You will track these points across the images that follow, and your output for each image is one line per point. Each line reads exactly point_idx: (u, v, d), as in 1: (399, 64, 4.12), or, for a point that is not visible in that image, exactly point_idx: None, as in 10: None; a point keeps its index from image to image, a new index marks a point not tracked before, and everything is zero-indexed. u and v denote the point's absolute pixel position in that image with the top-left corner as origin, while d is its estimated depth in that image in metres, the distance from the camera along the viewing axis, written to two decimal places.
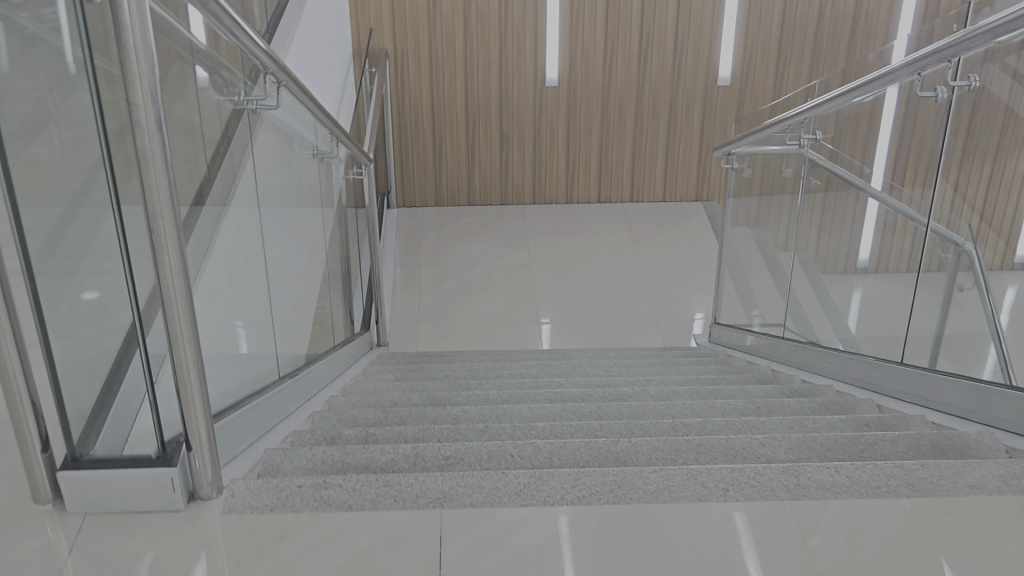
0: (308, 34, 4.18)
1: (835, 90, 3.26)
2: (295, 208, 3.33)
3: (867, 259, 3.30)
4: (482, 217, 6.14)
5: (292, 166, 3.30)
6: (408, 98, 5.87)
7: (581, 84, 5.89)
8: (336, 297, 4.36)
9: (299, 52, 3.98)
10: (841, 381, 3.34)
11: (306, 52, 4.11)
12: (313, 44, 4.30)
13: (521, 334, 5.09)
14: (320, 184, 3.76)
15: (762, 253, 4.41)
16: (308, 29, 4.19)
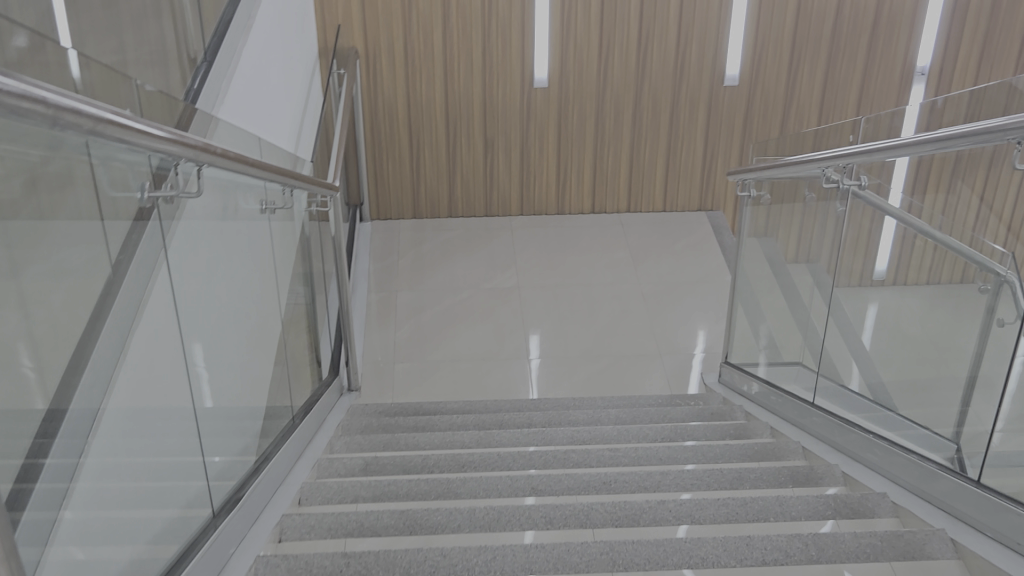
0: (262, 53, 3.51)
1: (873, 143, 2.73)
2: (249, 279, 2.73)
3: (885, 271, 2.89)
4: (465, 231, 5.57)
5: (244, 231, 2.69)
6: (382, 100, 5.29)
7: (573, 84, 5.30)
8: (299, 350, 3.80)
9: (251, 80, 3.33)
10: (892, 480, 2.82)
11: (259, 77, 3.46)
12: (269, 64, 3.64)
13: (511, 375, 4.55)
14: (282, 238, 3.16)
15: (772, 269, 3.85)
16: (263, 46, 3.52)
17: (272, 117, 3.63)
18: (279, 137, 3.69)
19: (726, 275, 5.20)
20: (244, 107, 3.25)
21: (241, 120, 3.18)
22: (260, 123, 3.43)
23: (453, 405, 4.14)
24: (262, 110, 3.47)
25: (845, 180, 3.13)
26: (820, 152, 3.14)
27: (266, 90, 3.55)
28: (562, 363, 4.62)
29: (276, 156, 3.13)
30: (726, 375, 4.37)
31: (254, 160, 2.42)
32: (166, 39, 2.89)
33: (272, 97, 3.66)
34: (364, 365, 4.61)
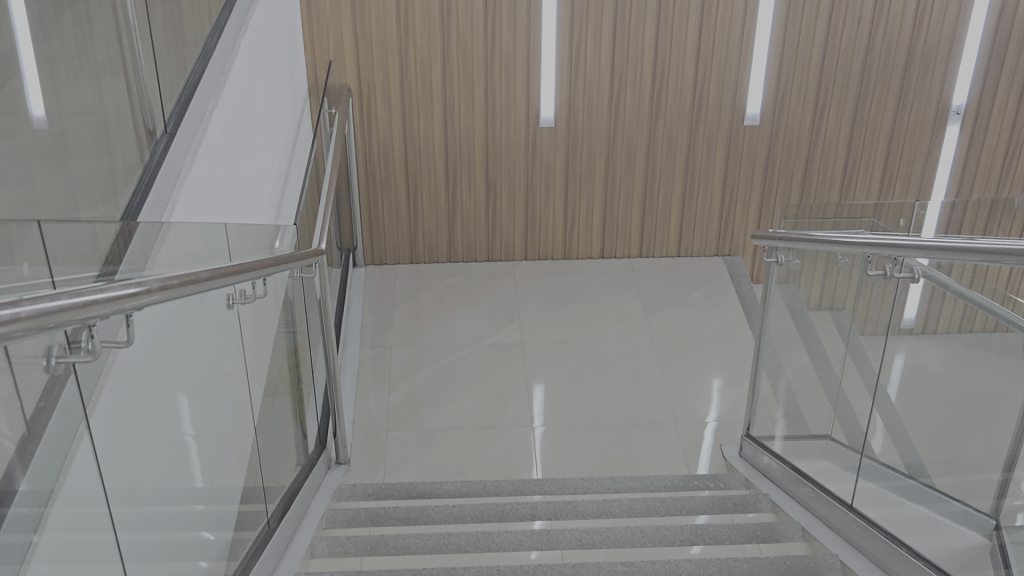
0: (234, 115, 3.13)
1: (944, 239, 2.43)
2: (216, 390, 2.37)
3: (914, 320, 2.71)
4: (466, 278, 5.22)
5: (211, 335, 2.33)
6: (377, 140, 4.95)
7: (583, 124, 4.95)
8: (280, 433, 3.45)
9: (222, 147, 2.94)
10: None
11: (232, 142, 3.07)
12: (244, 125, 3.26)
13: (515, 445, 4.19)
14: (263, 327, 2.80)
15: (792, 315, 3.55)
16: (235, 107, 3.15)
17: (248, 185, 3.24)
18: (254, 208, 3.31)
19: (746, 329, 4.83)
20: (214, 180, 2.85)
21: (209, 197, 2.80)
22: (232, 196, 3.03)
23: (449, 487, 3.79)
24: (238, 174, 3.10)
25: (892, 270, 2.76)
26: (872, 238, 2.81)
27: (241, 154, 3.16)
28: (569, 433, 4.25)
29: (247, 238, 2.77)
30: (747, 450, 4.01)
31: (213, 269, 2.09)
32: (137, 104, 2.56)
33: (248, 161, 3.27)
34: (354, 432, 4.25)
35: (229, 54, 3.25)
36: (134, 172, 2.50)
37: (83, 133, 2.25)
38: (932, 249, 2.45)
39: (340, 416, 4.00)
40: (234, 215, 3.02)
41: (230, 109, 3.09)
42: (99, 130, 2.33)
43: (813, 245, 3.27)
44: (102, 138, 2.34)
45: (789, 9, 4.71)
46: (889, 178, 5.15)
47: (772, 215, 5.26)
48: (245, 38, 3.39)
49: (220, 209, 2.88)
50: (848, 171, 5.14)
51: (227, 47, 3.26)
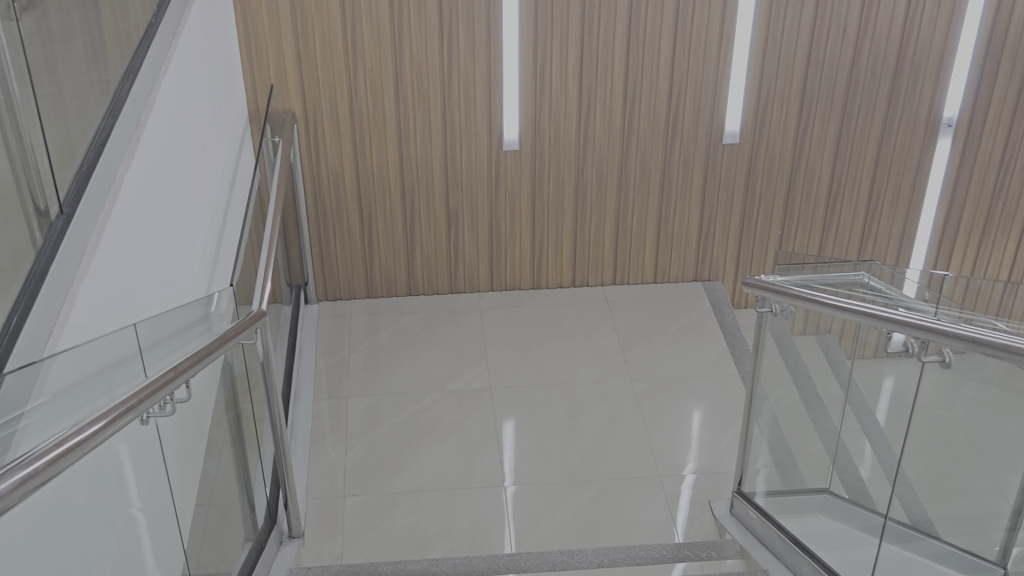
0: (148, 179, 2.72)
1: (975, 332, 2.34)
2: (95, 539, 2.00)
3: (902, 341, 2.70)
4: (428, 315, 4.83)
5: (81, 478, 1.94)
6: (326, 172, 4.55)
7: (549, 146, 4.57)
8: (219, 524, 3.06)
9: (131, 222, 2.53)
10: None
11: (145, 213, 2.67)
12: (160, 188, 2.84)
13: (485, 510, 3.82)
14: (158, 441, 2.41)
15: (794, 369, 3.32)
16: (150, 169, 2.74)
17: (164, 257, 2.83)
18: (172, 282, 2.90)
19: (731, 366, 4.49)
20: (121, 263, 2.44)
21: (115, 287, 2.38)
22: (145, 277, 2.62)
23: (414, 567, 3.47)
24: (153, 242, 2.71)
25: (914, 347, 2.67)
26: (880, 312, 2.68)
27: (155, 224, 2.75)
28: (544, 492, 3.89)
29: (160, 332, 2.38)
30: (738, 507, 3.72)
31: (52, 452, 1.70)
32: (31, 177, 2.15)
33: (166, 229, 2.86)
34: (308, 500, 3.86)
35: (144, 105, 2.83)
36: (29, 256, 2.11)
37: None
38: (963, 343, 2.36)
39: (292, 488, 3.61)
40: (144, 299, 2.61)
41: (143, 173, 2.68)
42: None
43: (824, 305, 2.93)
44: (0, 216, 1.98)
45: (770, 18, 4.35)
46: (877, 196, 4.80)
47: (753, 237, 4.91)
48: (165, 84, 2.97)
49: (128, 296, 2.47)
50: (834, 190, 4.79)
51: (142, 97, 2.84)
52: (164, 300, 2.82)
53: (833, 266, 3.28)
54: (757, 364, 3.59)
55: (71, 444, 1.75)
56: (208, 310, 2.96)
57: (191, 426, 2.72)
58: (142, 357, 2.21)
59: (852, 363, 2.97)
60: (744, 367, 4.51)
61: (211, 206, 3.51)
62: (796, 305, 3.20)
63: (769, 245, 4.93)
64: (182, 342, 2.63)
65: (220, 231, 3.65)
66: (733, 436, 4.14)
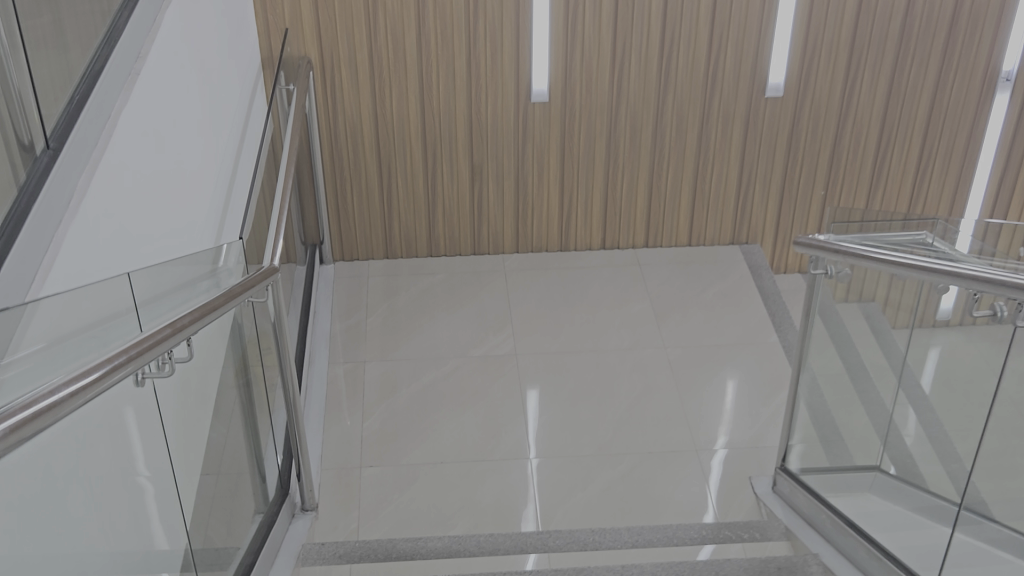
0: (148, 117, 2.47)
1: None
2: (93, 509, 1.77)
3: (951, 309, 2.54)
4: (449, 277, 4.58)
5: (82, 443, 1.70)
6: (344, 123, 4.29)
7: (580, 97, 4.29)
8: (227, 496, 2.83)
9: (127, 163, 2.28)
10: None
11: (144, 154, 2.41)
12: (162, 129, 2.59)
13: (511, 483, 3.58)
14: (162, 407, 2.17)
15: (849, 336, 3.06)
16: (151, 106, 2.49)
17: (165, 205, 2.58)
18: (175, 233, 2.65)
19: (772, 334, 4.23)
20: (115, 209, 2.19)
21: (108, 234, 2.14)
22: (143, 225, 2.37)
23: (436, 544, 3.25)
24: (153, 186, 2.46)
25: (1001, 308, 2.38)
26: (959, 270, 2.41)
27: (155, 167, 2.50)
28: (573, 466, 3.65)
29: (158, 286, 2.13)
30: (781, 485, 3.49)
31: (9, 422, 1.36)
32: (12, 108, 1.90)
33: (167, 173, 2.61)
34: (322, 471, 3.63)
35: (146, 36, 2.57)
36: (10, 193, 1.89)
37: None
38: None
39: (305, 458, 3.38)
40: (142, 249, 2.36)
41: (143, 110, 2.42)
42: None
43: (888, 264, 2.66)
44: None
45: None
46: (928, 154, 4.50)
47: (795, 198, 4.63)
48: (170, 14, 2.71)
49: (124, 245, 2.23)
50: (882, 148, 4.49)
51: (143, 27, 2.58)
52: (165, 252, 2.57)
53: (882, 226, 3.00)
54: (806, 333, 3.32)
55: (38, 408, 1.43)
56: (215, 265, 2.71)
57: (195, 390, 2.48)
58: (137, 313, 1.97)
59: (912, 330, 2.70)
60: (784, 335, 4.27)
61: (220, 154, 3.25)
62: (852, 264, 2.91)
63: (811, 207, 4.65)
64: (184, 298, 2.39)
65: (229, 182, 3.40)
66: (775, 408, 3.88)
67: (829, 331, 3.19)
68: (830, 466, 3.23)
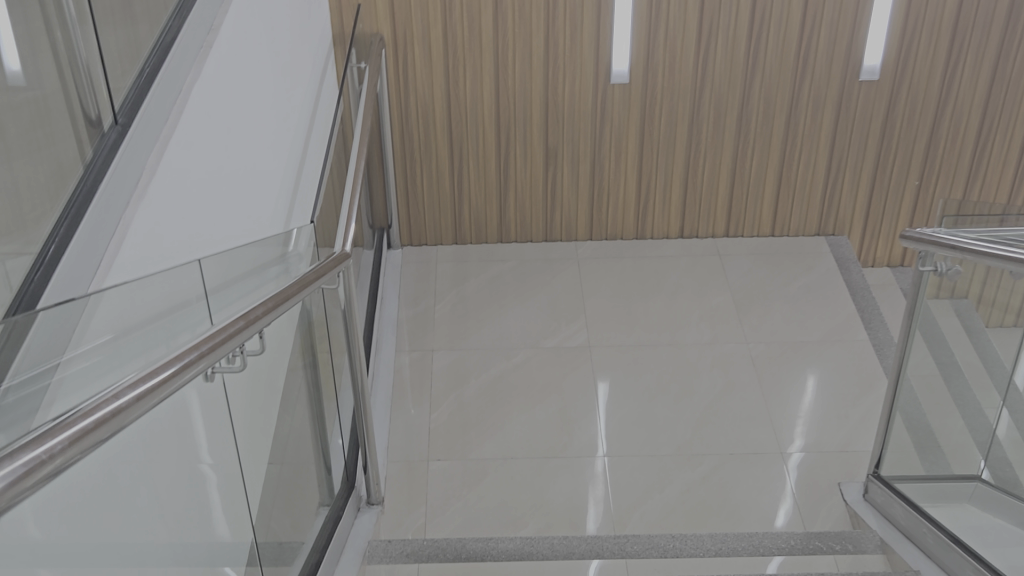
0: (218, 93, 2.34)
1: None
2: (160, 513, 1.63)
3: None
4: (520, 264, 4.42)
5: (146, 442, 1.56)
6: (415, 103, 4.15)
7: (662, 76, 4.09)
8: (294, 491, 2.71)
9: (198, 140, 2.15)
10: None
11: (215, 132, 2.29)
12: (233, 107, 2.46)
13: (586, 483, 3.42)
14: (230, 400, 2.04)
15: (954, 338, 2.84)
16: (222, 81, 2.36)
17: (235, 186, 2.46)
18: (244, 215, 2.53)
19: (862, 332, 4.00)
20: (186, 188, 2.06)
21: (179, 215, 2.01)
22: (213, 206, 2.25)
23: (507, 546, 3.11)
24: (223, 164, 2.33)
25: None
26: None
27: (225, 145, 2.37)
28: (650, 466, 3.48)
29: (229, 271, 2.00)
30: (872, 492, 3.28)
31: (99, 414, 1.21)
32: (79, 81, 1.77)
33: (238, 153, 2.49)
34: (389, 463, 3.50)
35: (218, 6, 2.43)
36: (76, 173, 1.75)
37: (8, 124, 1.49)
38: None
39: (373, 450, 3.25)
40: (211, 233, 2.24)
41: (214, 85, 2.29)
42: (35, 116, 1.59)
43: (999, 258, 2.45)
44: (41, 125, 1.62)
45: None
46: None
47: (886, 187, 4.38)
48: None
49: (195, 227, 2.11)
50: (984, 136, 4.21)
51: None
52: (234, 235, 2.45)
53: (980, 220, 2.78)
54: (909, 335, 3.09)
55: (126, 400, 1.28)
56: (284, 250, 2.59)
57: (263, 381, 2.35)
58: (208, 302, 1.83)
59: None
60: (875, 332, 4.04)
61: (290, 134, 3.13)
62: (967, 261, 2.69)
63: (904, 198, 4.39)
64: (254, 285, 2.26)
65: (300, 163, 3.28)
66: (865, 409, 3.66)
67: (932, 332, 2.97)
68: (931, 476, 3.01)
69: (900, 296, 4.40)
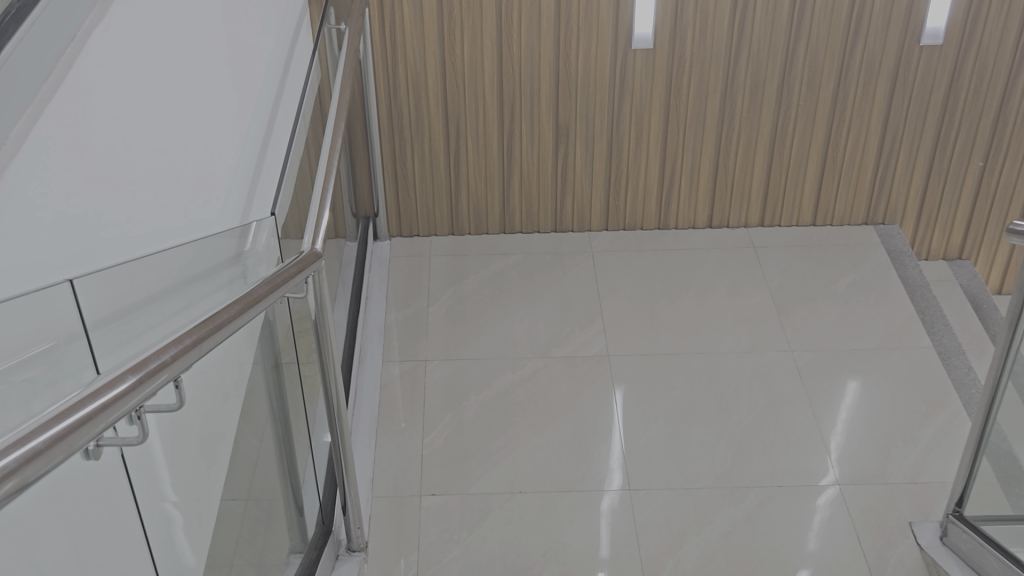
0: (128, 44, 1.83)
1: None
2: None
3: None
4: (527, 258, 3.86)
5: None
6: (405, 71, 3.58)
7: (692, 40, 3.53)
8: (254, 557, 2.15)
9: (91, 104, 1.65)
10: None
11: (122, 99, 1.77)
12: (156, 63, 1.95)
13: (609, 521, 2.87)
14: (146, 468, 1.46)
15: None
16: (133, 36, 1.85)
17: (157, 165, 1.93)
18: (170, 211, 2.02)
19: (924, 337, 3.45)
20: (67, 172, 1.56)
21: (50, 208, 1.50)
22: (115, 189, 1.74)
23: None
24: (136, 142, 1.83)
25: None
26: None
27: (142, 113, 1.86)
28: (683, 500, 2.93)
29: (135, 289, 1.40)
30: (953, 535, 2.74)
31: None
32: None
33: (162, 126, 1.98)
34: (374, 500, 2.95)
35: None
36: None
37: None
38: None
39: (352, 489, 2.69)
40: (111, 229, 1.73)
41: (117, 34, 1.78)
42: None
43: None
44: None
45: None
46: None
47: (947, 170, 3.80)
48: None
49: (79, 222, 1.59)
50: None
51: None
52: (154, 234, 1.94)
53: None
54: (1004, 363, 2.50)
55: None
56: (241, 248, 2.05)
57: (195, 430, 1.76)
58: (90, 349, 1.25)
59: None
60: (938, 338, 3.50)
61: (250, 107, 2.59)
62: None
63: (965, 182, 3.82)
64: (177, 304, 1.64)
65: (262, 142, 2.73)
66: (936, 433, 3.11)
67: None
68: None
69: (962, 295, 3.84)
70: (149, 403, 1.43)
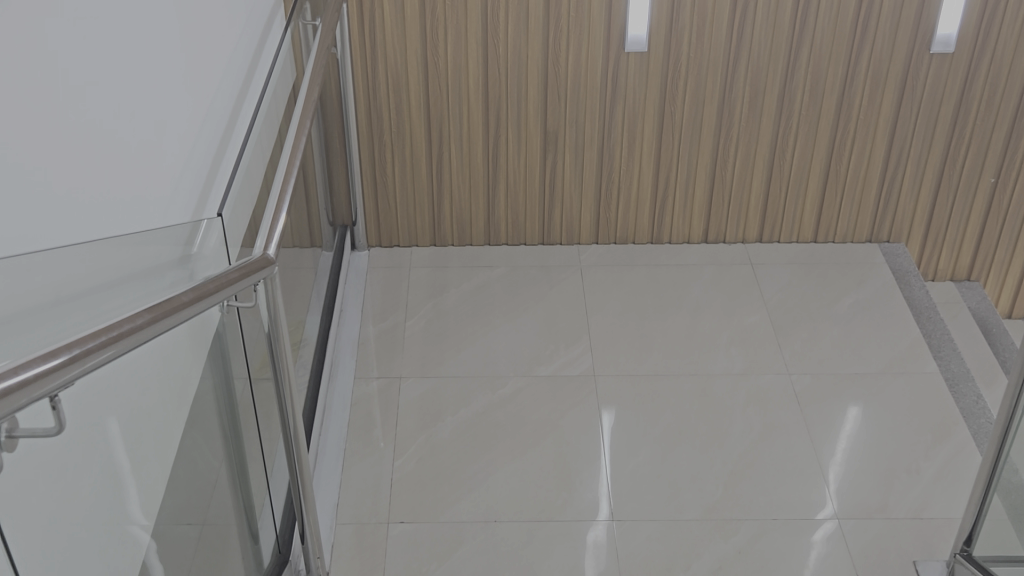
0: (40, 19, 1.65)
1: None
2: None
3: None
4: (512, 271, 3.66)
5: None
6: (385, 72, 3.40)
7: (688, 44, 3.34)
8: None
9: None
10: None
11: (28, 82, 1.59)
12: (76, 42, 1.77)
13: (591, 554, 2.66)
14: (12, 509, 1.23)
15: None
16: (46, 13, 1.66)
17: (74, 152, 1.75)
18: (96, 209, 1.83)
19: (930, 362, 3.24)
20: None
21: None
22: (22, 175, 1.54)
23: None
24: (47, 131, 1.65)
25: None
26: None
27: (53, 93, 1.67)
28: (670, 533, 2.72)
29: (3, 293, 1.19)
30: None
31: None
32: None
33: (84, 117, 1.80)
34: (337, 527, 2.74)
35: None
36: None
37: None
38: None
39: (311, 516, 2.49)
40: (16, 221, 1.54)
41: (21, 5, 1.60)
42: None
43: None
44: None
45: None
46: None
47: (956, 186, 3.61)
48: None
49: None
50: None
51: None
52: (75, 235, 1.75)
53: None
54: (1021, 396, 2.27)
55: None
56: (189, 249, 1.86)
57: (102, 458, 1.54)
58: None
59: None
60: (946, 363, 3.28)
61: (203, 104, 2.41)
62: None
63: (975, 200, 3.62)
64: (85, 312, 1.43)
65: (218, 141, 2.54)
66: (943, 465, 2.90)
67: None
68: None
69: (971, 319, 3.64)
70: (21, 428, 1.21)
